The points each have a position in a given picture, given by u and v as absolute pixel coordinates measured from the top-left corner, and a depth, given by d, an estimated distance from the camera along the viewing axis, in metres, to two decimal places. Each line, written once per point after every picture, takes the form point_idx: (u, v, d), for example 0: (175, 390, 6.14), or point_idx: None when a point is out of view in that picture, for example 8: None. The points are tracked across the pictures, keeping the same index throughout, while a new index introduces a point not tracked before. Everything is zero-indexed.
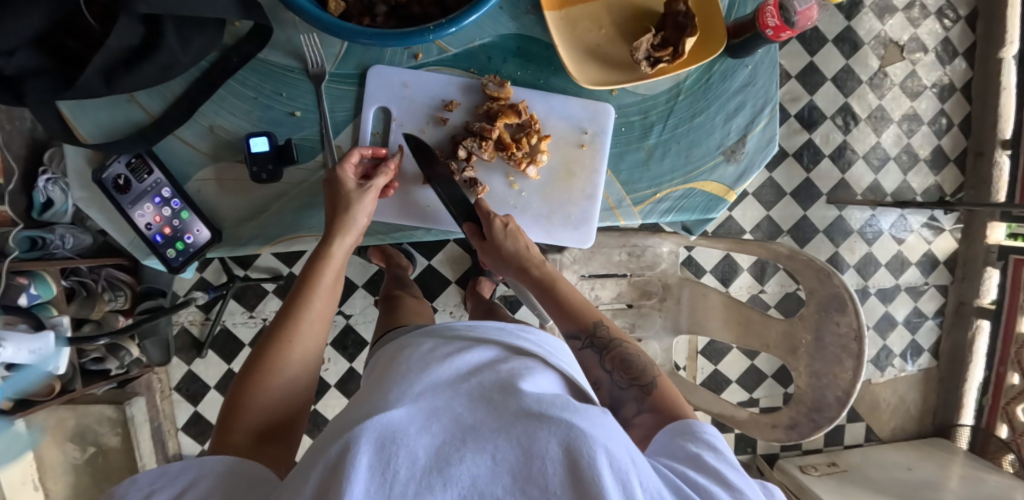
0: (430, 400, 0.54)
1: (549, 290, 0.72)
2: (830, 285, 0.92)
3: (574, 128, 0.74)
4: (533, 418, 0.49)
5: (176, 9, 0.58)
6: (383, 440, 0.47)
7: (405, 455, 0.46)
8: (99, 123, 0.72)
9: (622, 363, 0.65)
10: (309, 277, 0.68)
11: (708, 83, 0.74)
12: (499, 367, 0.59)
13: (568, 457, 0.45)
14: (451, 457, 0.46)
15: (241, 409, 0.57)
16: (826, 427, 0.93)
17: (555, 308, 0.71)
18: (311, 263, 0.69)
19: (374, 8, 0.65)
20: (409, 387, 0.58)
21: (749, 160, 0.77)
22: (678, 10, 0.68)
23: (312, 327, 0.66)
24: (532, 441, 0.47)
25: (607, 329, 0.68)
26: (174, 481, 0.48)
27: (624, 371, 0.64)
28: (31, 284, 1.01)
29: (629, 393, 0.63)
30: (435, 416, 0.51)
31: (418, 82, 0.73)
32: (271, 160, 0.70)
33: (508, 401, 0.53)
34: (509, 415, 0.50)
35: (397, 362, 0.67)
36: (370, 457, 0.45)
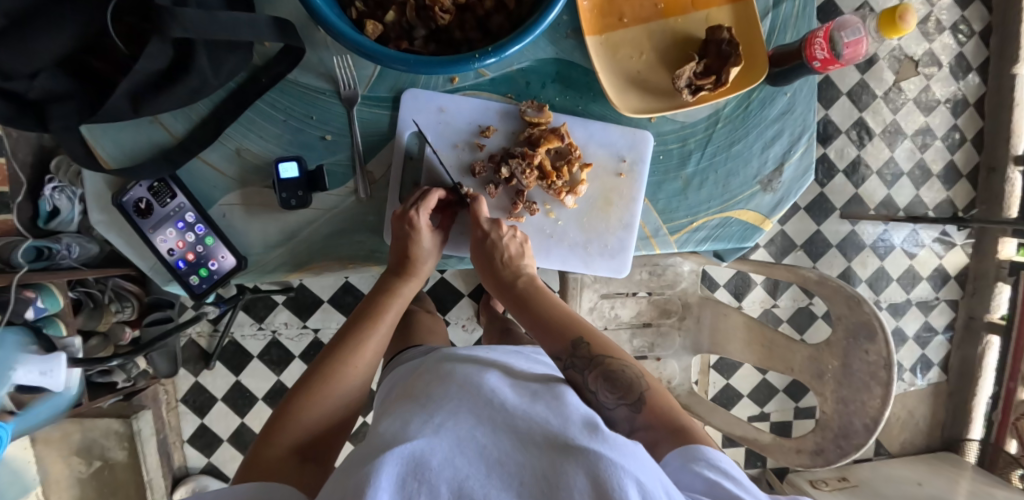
0: (450, 424, 0.53)
1: (530, 308, 0.69)
2: (860, 312, 0.90)
3: (613, 156, 0.73)
4: (560, 450, 0.48)
5: (212, 33, 0.56)
6: (407, 473, 0.45)
7: (429, 491, 0.44)
8: (121, 145, 0.70)
9: (609, 380, 0.61)
10: (370, 314, 0.69)
11: (747, 111, 0.73)
12: (521, 391, 0.58)
13: (596, 490, 0.44)
14: (477, 492, 0.44)
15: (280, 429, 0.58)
16: (853, 454, 0.92)
17: (535, 326, 0.68)
18: (369, 301, 0.71)
19: (413, 32, 0.63)
20: (428, 408, 0.56)
21: (786, 189, 0.76)
22: (722, 37, 0.67)
23: (367, 363, 0.67)
24: (559, 474, 0.45)
25: (589, 347, 0.64)
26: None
27: (611, 390, 0.61)
28: (38, 297, 0.96)
29: (618, 412, 0.60)
30: (456, 443, 0.50)
31: (455, 107, 0.72)
32: (301, 187, 0.69)
33: (533, 427, 0.51)
34: (535, 446, 0.49)
35: (415, 383, 0.65)
36: (393, 494, 0.44)
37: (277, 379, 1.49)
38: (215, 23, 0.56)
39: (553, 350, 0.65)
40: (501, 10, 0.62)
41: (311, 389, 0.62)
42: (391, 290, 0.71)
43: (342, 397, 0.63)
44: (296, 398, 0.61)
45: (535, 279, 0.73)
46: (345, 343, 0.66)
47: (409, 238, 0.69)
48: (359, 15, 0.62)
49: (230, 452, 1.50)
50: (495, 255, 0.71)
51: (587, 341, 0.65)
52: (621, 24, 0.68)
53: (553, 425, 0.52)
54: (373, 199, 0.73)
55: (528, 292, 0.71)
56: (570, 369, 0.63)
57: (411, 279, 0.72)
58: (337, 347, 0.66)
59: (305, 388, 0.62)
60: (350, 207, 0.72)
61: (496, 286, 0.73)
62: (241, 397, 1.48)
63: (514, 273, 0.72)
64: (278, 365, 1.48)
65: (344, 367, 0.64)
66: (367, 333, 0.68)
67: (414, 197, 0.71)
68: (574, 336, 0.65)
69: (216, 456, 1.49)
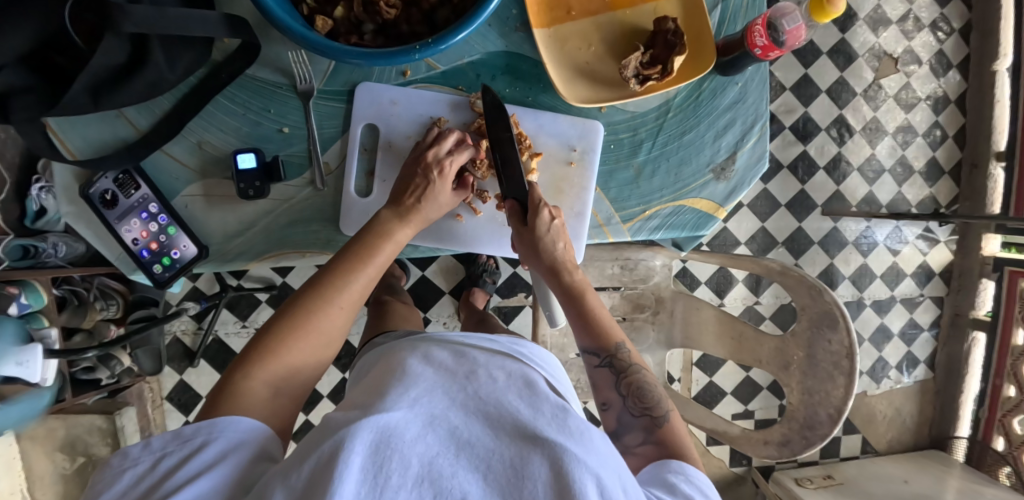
0: (424, 399, 0.53)
1: (581, 302, 0.70)
2: (822, 302, 0.91)
3: (564, 145, 0.74)
4: (528, 438, 0.49)
5: (163, 28, 0.57)
6: (378, 444, 0.46)
7: (398, 460, 0.45)
8: (86, 139, 0.71)
9: (636, 391, 0.65)
10: (365, 250, 0.66)
11: (698, 100, 0.74)
12: (500, 369, 0.57)
13: (559, 483, 0.45)
14: (445, 470, 0.45)
15: (265, 361, 0.56)
16: (819, 444, 0.92)
17: (581, 320, 0.70)
18: (368, 234, 0.67)
19: (362, 26, 0.64)
20: (402, 379, 0.56)
21: (739, 178, 0.77)
22: (667, 28, 0.68)
23: (352, 302, 0.63)
24: (526, 463, 0.47)
25: (629, 354, 0.68)
26: (186, 444, 0.49)
27: (637, 400, 0.65)
28: (21, 293, 1.00)
29: (640, 421, 0.63)
30: (431, 420, 0.50)
31: (408, 99, 0.73)
32: (259, 177, 0.70)
33: (504, 411, 0.52)
34: (504, 432, 0.50)
35: (390, 358, 0.65)
36: (362, 458, 0.45)
37: None
38: (166, 19, 0.57)
39: (592, 346, 0.68)
40: (445, 5, 0.64)
41: (301, 318, 0.60)
42: (386, 233, 0.67)
43: (324, 335, 0.61)
44: (285, 328, 0.59)
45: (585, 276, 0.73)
46: (337, 274, 0.63)
47: (430, 185, 0.70)
48: (310, 11, 0.64)
49: None
50: (552, 245, 0.70)
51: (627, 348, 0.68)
52: (569, 17, 0.70)
53: (525, 409, 0.52)
54: (330, 190, 0.74)
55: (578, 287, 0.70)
56: (605, 367, 0.67)
57: (409, 224, 0.69)
58: (323, 283, 0.62)
59: (296, 317, 0.60)
60: (308, 198, 0.74)
61: (546, 271, 0.71)
62: None
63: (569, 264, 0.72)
64: None
65: (335, 305, 0.62)
66: (353, 273, 0.64)
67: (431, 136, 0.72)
68: (615, 340, 0.68)
69: None
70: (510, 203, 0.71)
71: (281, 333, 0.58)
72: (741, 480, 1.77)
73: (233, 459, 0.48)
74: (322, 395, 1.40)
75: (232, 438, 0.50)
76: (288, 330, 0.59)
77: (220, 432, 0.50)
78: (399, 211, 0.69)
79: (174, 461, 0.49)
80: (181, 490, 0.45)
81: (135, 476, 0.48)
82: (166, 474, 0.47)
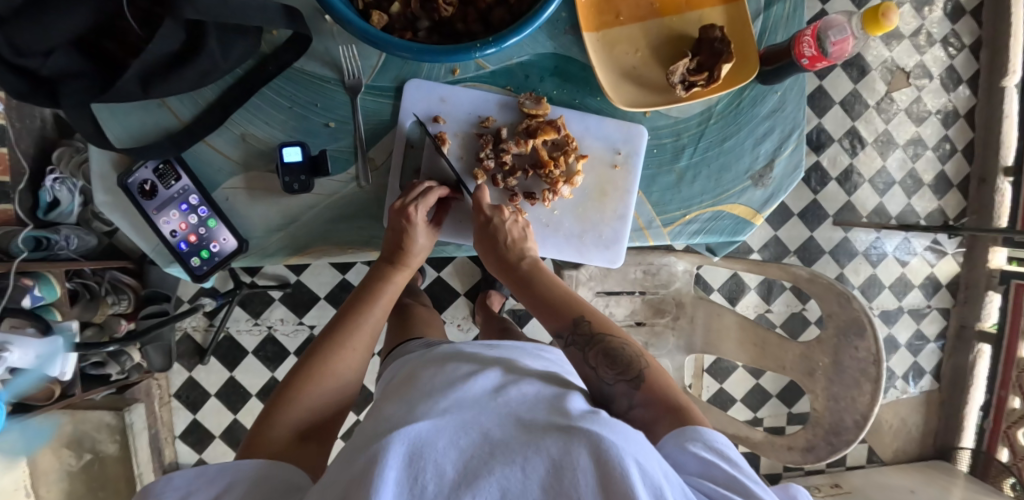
0: (454, 411, 0.52)
1: (534, 287, 0.70)
2: (850, 309, 0.92)
3: (608, 148, 0.75)
4: (563, 432, 0.47)
5: (223, 16, 0.57)
6: (410, 456, 0.45)
7: (433, 469, 0.44)
8: (128, 127, 0.71)
9: (608, 357, 0.62)
10: (365, 298, 0.70)
11: (739, 107, 0.75)
12: (524, 383, 0.57)
13: (600, 469, 0.43)
14: (481, 470, 0.44)
15: (287, 405, 0.59)
16: (844, 450, 0.93)
17: (540, 305, 0.68)
18: (368, 283, 0.71)
19: (417, 23, 0.65)
20: (431, 398, 0.56)
21: (777, 185, 0.78)
22: (714, 36, 0.69)
23: (362, 348, 0.67)
24: (563, 454, 0.45)
25: (591, 325, 0.65)
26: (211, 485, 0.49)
27: (611, 367, 0.61)
28: (36, 285, 0.98)
29: (616, 388, 0.60)
30: (462, 427, 0.49)
31: (455, 97, 0.74)
32: (304, 171, 0.70)
33: (537, 415, 0.51)
34: (538, 428, 0.48)
35: (414, 378, 0.64)
36: (397, 472, 0.44)
37: (272, 375, 1.49)
38: (226, 7, 0.57)
39: (553, 327, 0.67)
40: (501, 4, 0.65)
41: (310, 369, 0.62)
42: (383, 279, 0.71)
43: (340, 378, 0.64)
44: (299, 375, 0.62)
45: (538, 258, 0.73)
46: (344, 319, 0.67)
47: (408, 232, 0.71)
48: (365, 5, 0.64)
49: (222, 449, 1.49)
50: (500, 238, 0.72)
51: (589, 319, 0.66)
52: (617, 22, 0.71)
53: (556, 410, 0.51)
54: (373, 187, 0.75)
55: (532, 270, 0.71)
56: (573, 347, 0.64)
57: (403, 269, 0.72)
58: (332, 332, 0.66)
59: (311, 365, 0.62)
60: (351, 193, 0.74)
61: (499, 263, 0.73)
62: (234, 393, 1.48)
63: (518, 253, 0.72)
64: (273, 361, 1.48)
65: (346, 349, 0.65)
66: (361, 317, 0.68)
67: (487, 143, 0.74)
68: (575, 315, 0.66)
69: (208, 452, 1.49)
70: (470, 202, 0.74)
71: (303, 378, 0.61)
72: None
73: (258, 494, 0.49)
74: None
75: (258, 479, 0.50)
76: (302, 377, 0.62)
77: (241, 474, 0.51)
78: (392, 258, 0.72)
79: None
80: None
81: None
82: None
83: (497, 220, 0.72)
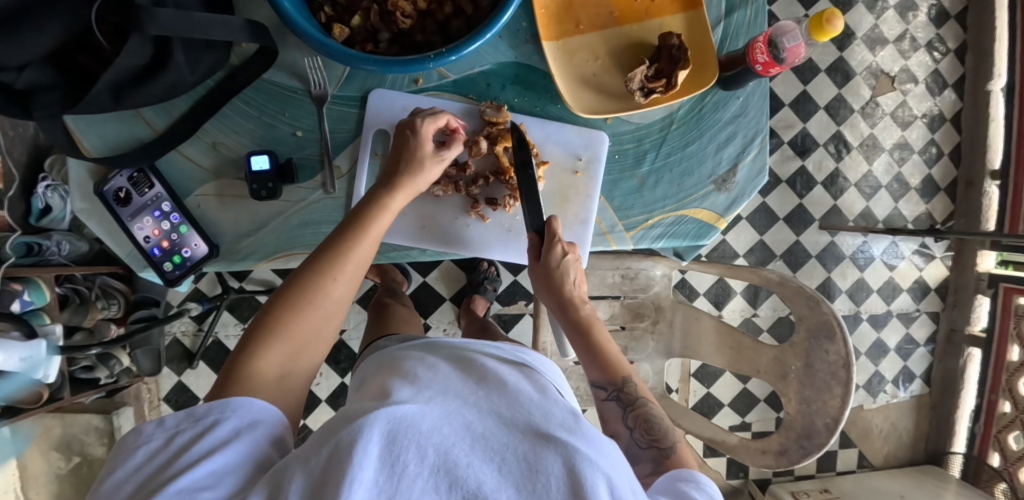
0: (438, 398, 0.52)
1: (589, 336, 0.72)
2: (820, 312, 0.93)
3: (570, 154, 0.76)
4: (541, 436, 0.48)
5: (187, 32, 0.59)
6: (393, 433, 0.45)
7: (415, 451, 0.45)
8: (104, 137, 0.73)
9: (645, 423, 0.65)
10: (354, 226, 0.63)
11: (701, 113, 0.76)
12: (506, 379, 0.57)
13: (571, 480, 0.45)
14: (461, 461, 0.45)
15: (268, 341, 0.55)
16: (816, 454, 0.94)
17: (590, 355, 0.71)
18: (361, 210, 0.65)
19: (377, 35, 0.67)
20: (414, 381, 0.56)
21: (740, 190, 0.79)
22: (672, 43, 0.70)
23: (349, 273, 0.61)
24: (539, 458, 0.46)
25: (636, 387, 0.68)
26: (199, 423, 0.49)
27: (646, 431, 0.64)
28: (25, 290, 1.01)
29: (647, 453, 0.62)
30: (447, 414, 0.50)
31: (419, 106, 0.76)
32: (272, 179, 0.72)
33: (517, 413, 0.52)
34: (517, 427, 0.49)
35: (393, 366, 0.64)
36: (381, 448, 0.44)
37: None
38: (191, 23, 0.59)
39: (598, 379, 0.69)
40: (459, 15, 0.66)
41: (293, 301, 0.58)
42: (379, 205, 0.66)
43: (325, 310, 0.59)
44: (281, 307, 0.58)
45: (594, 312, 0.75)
46: (330, 247, 0.61)
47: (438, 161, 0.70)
48: (327, 19, 0.66)
49: None
50: (558, 276, 0.74)
51: (634, 381, 0.69)
52: (577, 30, 0.72)
53: (536, 412, 0.52)
54: (340, 193, 0.76)
55: (590, 320, 0.73)
56: (612, 401, 0.67)
57: (398, 195, 0.67)
58: (319, 257, 0.61)
59: (294, 296, 0.58)
60: (318, 200, 0.76)
61: (558, 304, 0.74)
62: None
63: (580, 299, 0.74)
64: None
65: (329, 278, 0.60)
66: (348, 245, 0.62)
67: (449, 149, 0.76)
68: (623, 373, 0.68)
69: None
70: (529, 235, 0.76)
71: (283, 311, 0.57)
72: (737, 492, 1.78)
73: (248, 444, 0.48)
74: (321, 399, 1.43)
75: (244, 419, 0.50)
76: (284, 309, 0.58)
77: (234, 413, 0.50)
78: (388, 183, 0.67)
79: (185, 438, 0.48)
80: (182, 476, 0.45)
81: (149, 453, 0.48)
82: (178, 452, 0.47)
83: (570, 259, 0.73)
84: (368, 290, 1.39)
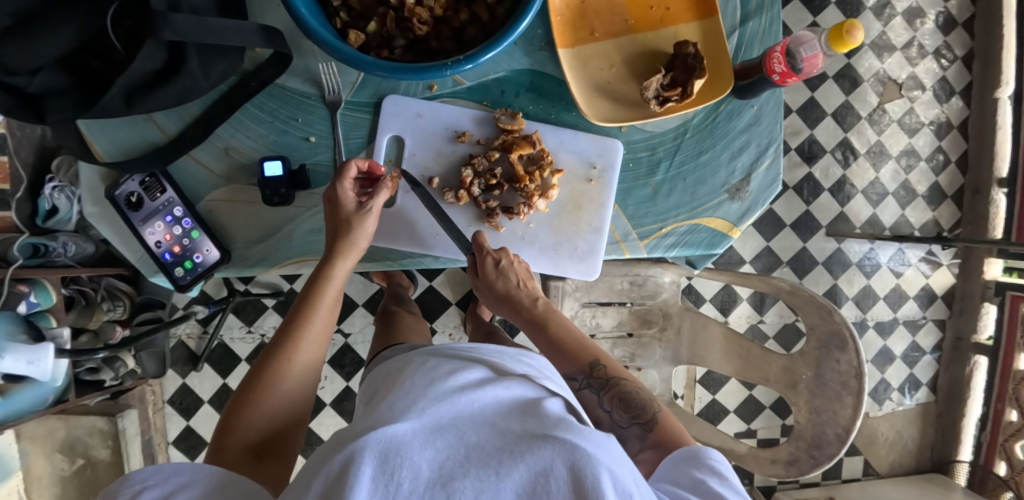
0: (431, 413, 0.52)
1: (549, 332, 0.74)
2: (830, 322, 0.92)
3: (584, 163, 0.76)
4: (538, 438, 0.48)
5: (201, 37, 0.58)
6: (385, 454, 0.45)
7: (409, 468, 0.44)
8: (115, 142, 0.73)
9: (621, 401, 0.65)
10: (306, 298, 0.68)
11: (715, 121, 0.76)
12: (501, 392, 0.57)
13: (572, 477, 0.44)
14: (456, 473, 0.45)
15: (233, 429, 0.58)
16: (826, 464, 0.93)
17: (554, 351, 0.72)
18: (311, 282, 0.69)
19: (393, 41, 0.66)
20: (409, 398, 0.56)
21: (753, 198, 0.78)
22: (687, 52, 0.70)
23: (307, 344, 0.66)
24: (537, 461, 0.45)
25: (604, 368, 0.69)
26: (168, 480, 0.49)
27: (624, 409, 0.64)
28: (31, 292, 1.00)
29: (628, 429, 0.62)
30: (440, 429, 0.50)
31: (433, 112, 0.75)
32: (284, 185, 0.72)
33: (514, 423, 0.51)
34: (513, 435, 0.49)
35: (393, 382, 0.64)
36: (373, 468, 0.44)
37: None
38: (205, 28, 0.58)
39: (569, 371, 0.70)
40: (475, 23, 0.66)
41: (257, 385, 0.61)
42: (328, 270, 0.69)
43: (288, 390, 0.63)
44: (244, 396, 0.61)
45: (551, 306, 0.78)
46: (288, 324, 0.66)
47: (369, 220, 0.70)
48: (343, 25, 0.66)
49: None
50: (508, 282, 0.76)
51: (603, 362, 0.69)
52: (592, 38, 0.72)
53: (532, 420, 0.52)
54: None
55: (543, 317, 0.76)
56: (587, 388, 0.68)
57: (347, 257, 0.70)
58: (280, 336, 0.65)
59: (254, 383, 0.62)
60: None
61: (513, 311, 0.77)
62: (226, 400, 1.49)
63: (531, 298, 0.77)
64: None
65: (287, 358, 0.64)
66: (303, 319, 0.66)
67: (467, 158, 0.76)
68: (589, 358, 0.70)
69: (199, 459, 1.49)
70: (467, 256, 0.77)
71: (247, 399, 0.60)
72: None
73: None
74: (326, 403, 1.42)
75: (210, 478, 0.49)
76: (247, 397, 0.61)
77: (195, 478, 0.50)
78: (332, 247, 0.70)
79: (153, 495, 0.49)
80: None
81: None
82: None
83: (504, 265, 0.76)
84: (374, 294, 1.40)
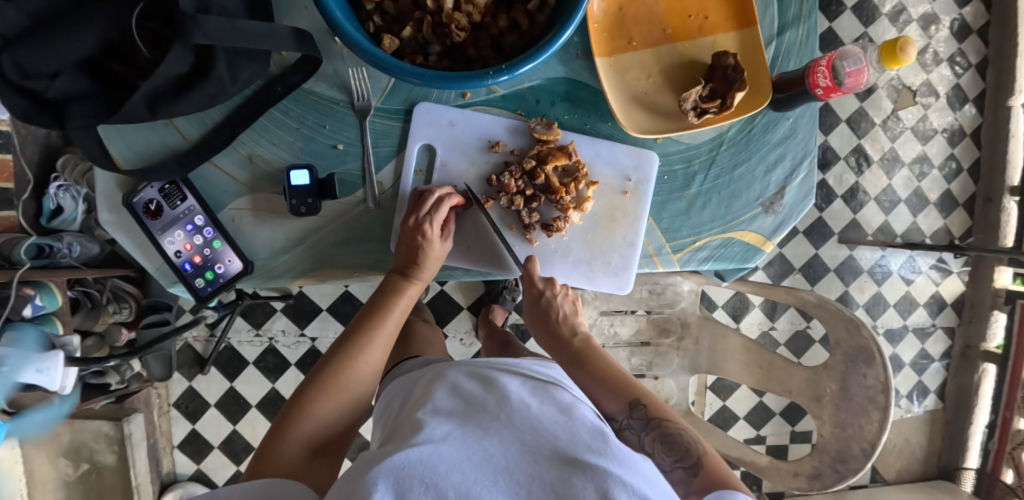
0: (455, 431, 0.50)
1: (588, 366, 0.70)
2: (859, 337, 0.91)
3: (619, 175, 0.75)
4: (569, 463, 0.45)
5: (234, 41, 0.56)
6: (410, 481, 0.43)
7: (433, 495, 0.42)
8: (134, 148, 0.70)
9: (665, 442, 0.61)
10: (378, 312, 0.70)
11: (750, 134, 0.74)
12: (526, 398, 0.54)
13: None
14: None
15: (297, 420, 0.60)
16: (851, 478, 0.92)
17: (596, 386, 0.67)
18: (379, 297, 0.71)
19: (428, 47, 0.65)
20: (432, 415, 0.54)
21: (787, 212, 0.78)
22: (727, 63, 0.69)
23: (374, 356, 0.68)
24: (569, 488, 0.43)
25: (647, 408, 0.64)
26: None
27: (667, 453, 0.60)
28: (37, 295, 0.95)
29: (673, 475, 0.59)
30: (464, 448, 0.47)
31: (466, 121, 0.74)
32: (311, 194, 0.70)
33: (541, 438, 0.49)
34: (542, 455, 0.47)
35: (415, 394, 0.61)
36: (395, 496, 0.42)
37: (272, 387, 1.47)
38: (237, 32, 0.56)
39: (609, 408, 0.65)
40: (514, 30, 0.65)
41: (324, 383, 0.63)
42: (398, 292, 0.71)
43: (351, 393, 0.65)
44: (308, 390, 0.63)
45: (592, 340, 0.75)
46: (358, 331, 0.68)
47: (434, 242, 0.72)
48: (376, 29, 0.64)
49: (221, 460, 1.47)
50: (552, 314, 0.75)
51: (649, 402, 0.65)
52: (629, 47, 0.70)
53: (560, 435, 0.49)
54: (382, 209, 0.75)
55: (585, 350, 0.72)
56: (628, 429, 0.63)
57: (417, 282, 0.72)
58: (347, 342, 0.67)
59: (323, 379, 0.64)
60: (359, 215, 0.74)
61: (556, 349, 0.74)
62: (234, 404, 1.46)
63: (572, 331, 0.75)
64: (274, 372, 1.46)
65: (355, 362, 0.66)
66: (373, 332, 0.68)
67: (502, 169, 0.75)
68: (633, 396, 0.65)
69: (206, 463, 1.47)
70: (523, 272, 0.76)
71: (313, 391, 0.62)
72: None
73: None
74: None
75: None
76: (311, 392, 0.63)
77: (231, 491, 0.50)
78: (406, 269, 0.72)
79: None
80: None
81: None
82: None
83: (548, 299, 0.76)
84: None
